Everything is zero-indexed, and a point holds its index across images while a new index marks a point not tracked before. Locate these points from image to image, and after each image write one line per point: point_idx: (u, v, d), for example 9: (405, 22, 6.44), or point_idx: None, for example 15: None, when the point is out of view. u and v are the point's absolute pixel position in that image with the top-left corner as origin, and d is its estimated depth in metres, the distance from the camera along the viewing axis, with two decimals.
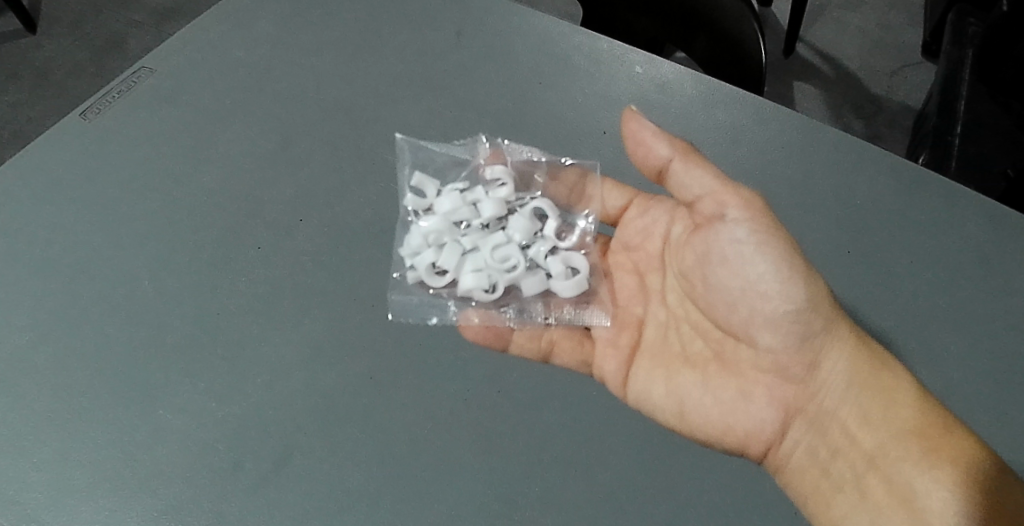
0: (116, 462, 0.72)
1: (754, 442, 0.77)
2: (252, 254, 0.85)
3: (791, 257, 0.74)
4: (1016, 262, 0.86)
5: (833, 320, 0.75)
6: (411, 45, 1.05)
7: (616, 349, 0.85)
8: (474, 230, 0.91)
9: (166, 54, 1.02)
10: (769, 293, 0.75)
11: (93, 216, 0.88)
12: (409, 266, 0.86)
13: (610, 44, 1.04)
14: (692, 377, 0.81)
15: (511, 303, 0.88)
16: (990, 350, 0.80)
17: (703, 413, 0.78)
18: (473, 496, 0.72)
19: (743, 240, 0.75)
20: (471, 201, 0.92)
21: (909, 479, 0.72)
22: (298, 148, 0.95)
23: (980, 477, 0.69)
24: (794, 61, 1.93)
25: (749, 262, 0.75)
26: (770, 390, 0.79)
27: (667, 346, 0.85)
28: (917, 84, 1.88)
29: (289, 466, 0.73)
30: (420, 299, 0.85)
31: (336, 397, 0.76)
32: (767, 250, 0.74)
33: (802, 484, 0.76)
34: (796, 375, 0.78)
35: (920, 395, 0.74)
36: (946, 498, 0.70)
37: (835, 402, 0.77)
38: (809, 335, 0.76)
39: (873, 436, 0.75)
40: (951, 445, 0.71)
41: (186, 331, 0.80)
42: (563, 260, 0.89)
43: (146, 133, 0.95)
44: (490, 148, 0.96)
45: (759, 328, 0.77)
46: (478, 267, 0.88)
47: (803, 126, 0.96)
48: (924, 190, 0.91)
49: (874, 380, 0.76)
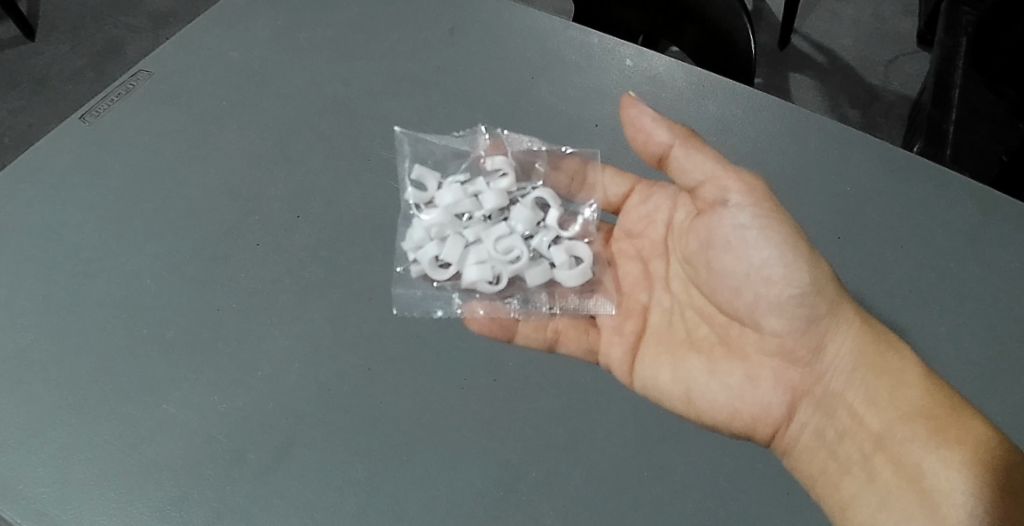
0: (124, 456, 0.74)
1: (761, 426, 0.77)
2: (251, 250, 0.87)
3: (794, 241, 0.74)
4: (992, 240, 0.90)
5: (837, 302, 0.76)
6: (404, 43, 1.08)
7: (621, 336, 0.86)
8: (476, 222, 0.92)
9: (164, 59, 1.04)
10: (773, 278, 0.75)
11: (97, 218, 0.90)
12: (413, 260, 0.88)
13: (601, 38, 1.07)
14: (698, 362, 0.82)
15: (515, 293, 0.89)
16: (970, 327, 0.84)
17: (710, 398, 0.79)
18: (473, 482, 0.74)
19: (746, 225, 0.75)
20: (472, 194, 0.92)
21: (916, 459, 0.72)
22: (293, 146, 0.97)
23: (988, 456, 0.69)
24: (789, 54, 2.06)
25: (753, 247, 0.75)
26: (776, 374, 0.79)
27: (673, 332, 0.85)
28: (907, 74, 2.01)
29: (291, 456, 0.74)
30: (424, 293, 0.86)
31: (335, 387, 0.78)
32: (770, 234, 0.74)
33: (810, 465, 0.76)
34: (802, 358, 0.78)
35: (926, 377, 0.74)
36: (953, 478, 0.70)
37: (841, 384, 0.77)
38: (814, 319, 0.76)
39: (879, 417, 0.75)
40: (958, 425, 0.71)
41: (189, 327, 0.82)
42: (566, 249, 0.90)
43: (147, 136, 0.97)
44: (490, 139, 0.98)
45: (764, 313, 0.77)
46: (480, 259, 0.89)
47: (787, 115, 1.00)
48: (905, 174, 0.95)
49: (881, 362, 0.76)
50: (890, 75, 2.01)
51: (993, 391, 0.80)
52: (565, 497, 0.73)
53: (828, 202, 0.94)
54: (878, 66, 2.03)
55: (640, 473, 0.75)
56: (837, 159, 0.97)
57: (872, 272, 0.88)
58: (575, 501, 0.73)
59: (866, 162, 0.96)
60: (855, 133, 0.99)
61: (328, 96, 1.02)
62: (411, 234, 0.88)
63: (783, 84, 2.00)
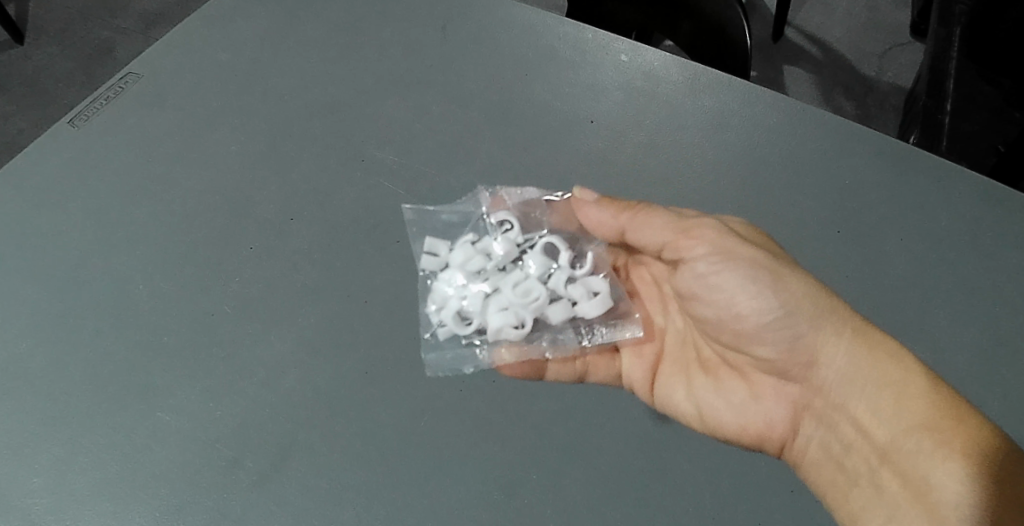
0: (119, 465, 0.74)
1: (767, 441, 0.80)
2: (244, 254, 0.87)
3: (756, 273, 0.79)
4: (988, 232, 0.90)
5: (818, 318, 0.78)
6: (397, 41, 1.08)
7: (640, 358, 0.90)
8: (491, 275, 0.89)
9: (153, 61, 1.03)
10: (742, 312, 0.80)
11: (89, 224, 0.89)
12: (437, 324, 0.84)
13: (595, 33, 1.07)
14: (706, 384, 0.86)
15: (542, 334, 0.87)
16: (967, 321, 0.84)
17: (717, 416, 0.83)
18: (471, 487, 0.73)
19: (704, 272, 0.81)
20: (483, 250, 0.90)
21: (924, 472, 0.71)
22: (285, 148, 0.96)
23: (991, 465, 0.68)
24: (783, 45, 2.06)
25: (722, 281, 0.80)
26: (778, 391, 0.83)
27: (685, 354, 0.90)
28: (902, 63, 2.01)
29: (287, 462, 0.74)
30: (451, 352, 0.82)
31: (332, 391, 0.78)
32: (728, 276, 0.80)
33: (821, 479, 0.77)
34: (797, 376, 0.81)
35: (932, 385, 0.73)
36: (959, 493, 0.69)
37: (843, 397, 0.78)
38: (797, 339, 0.79)
39: (885, 430, 0.75)
40: (961, 433, 0.70)
41: (183, 333, 0.81)
42: (583, 283, 0.88)
43: (138, 139, 0.96)
44: (490, 195, 0.93)
45: (751, 342, 0.81)
46: (502, 306, 0.86)
47: (781, 109, 1.00)
48: (901, 168, 0.95)
49: (881, 373, 0.76)
50: (885, 66, 2.01)
51: (991, 386, 0.80)
52: (565, 500, 0.73)
53: (825, 196, 0.93)
54: (873, 57, 2.03)
55: (639, 474, 0.74)
56: (833, 153, 0.96)
57: (869, 267, 0.88)
58: (574, 503, 0.73)
59: (863, 155, 0.96)
60: (850, 127, 0.99)
61: (320, 96, 1.01)
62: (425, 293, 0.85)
63: (778, 76, 1.99)
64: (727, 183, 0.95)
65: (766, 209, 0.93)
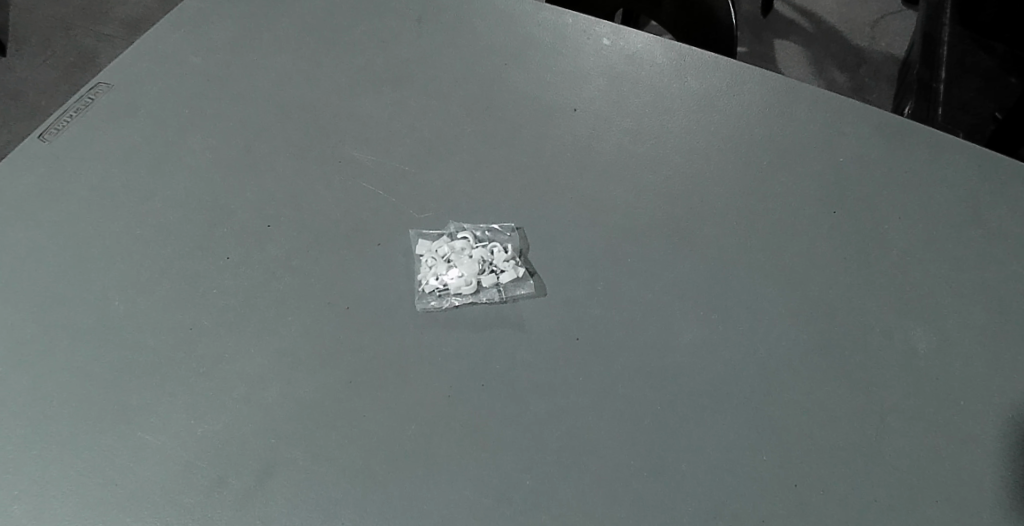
0: (97, 490, 0.71)
1: (789, 322, 0.80)
2: (222, 264, 0.84)
3: (757, 149, 0.93)
4: (984, 209, 0.88)
5: (833, 194, 0.89)
6: (372, 36, 1.05)
7: (650, 216, 0.88)
8: (474, 294, 0.82)
9: (123, 71, 1.01)
10: (761, 179, 0.91)
11: (61, 240, 0.86)
12: (427, 301, 0.82)
13: (575, 19, 1.05)
14: (723, 244, 0.86)
15: (524, 275, 0.83)
16: (969, 301, 0.82)
17: (736, 278, 0.83)
18: (464, 493, 0.70)
19: (713, 138, 0.94)
20: (456, 247, 0.85)
21: (960, 344, 0.79)
22: (261, 151, 0.93)
23: (1004, 396, 0.76)
24: (773, 20, 2.02)
25: (729, 157, 0.93)
26: (807, 255, 0.85)
27: (693, 202, 0.89)
28: (894, 32, 1.98)
29: (271, 478, 0.71)
30: (440, 347, 0.79)
31: (316, 403, 0.75)
32: (738, 146, 0.94)
33: (856, 364, 0.78)
34: (826, 239, 0.86)
35: (948, 275, 0.84)
36: (976, 421, 0.75)
37: (881, 264, 0.84)
38: (818, 216, 0.88)
39: (928, 304, 0.82)
40: (989, 335, 0.80)
41: (161, 349, 0.79)
42: (505, 235, 0.86)
43: (109, 152, 0.93)
44: (437, 250, 0.85)
45: (772, 208, 0.88)
46: (483, 279, 0.83)
47: (767, 92, 0.98)
48: (892, 146, 0.93)
49: (911, 255, 0.85)
50: (877, 36, 1.98)
51: (998, 366, 0.78)
52: (561, 505, 0.70)
53: (817, 177, 0.91)
54: (864, 28, 2.00)
55: (637, 474, 0.72)
56: (822, 132, 0.94)
57: (865, 247, 0.86)
58: (572, 508, 0.70)
59: (854, 134, 0.94)
60: (838, 105, 0.97)
61: (294, 97, 0.98)
62: (425, 291, 0.82)
63: (769, 51, 1.95)
64: (716, 167, 0.92)
65: (758, 191, 0.90)
